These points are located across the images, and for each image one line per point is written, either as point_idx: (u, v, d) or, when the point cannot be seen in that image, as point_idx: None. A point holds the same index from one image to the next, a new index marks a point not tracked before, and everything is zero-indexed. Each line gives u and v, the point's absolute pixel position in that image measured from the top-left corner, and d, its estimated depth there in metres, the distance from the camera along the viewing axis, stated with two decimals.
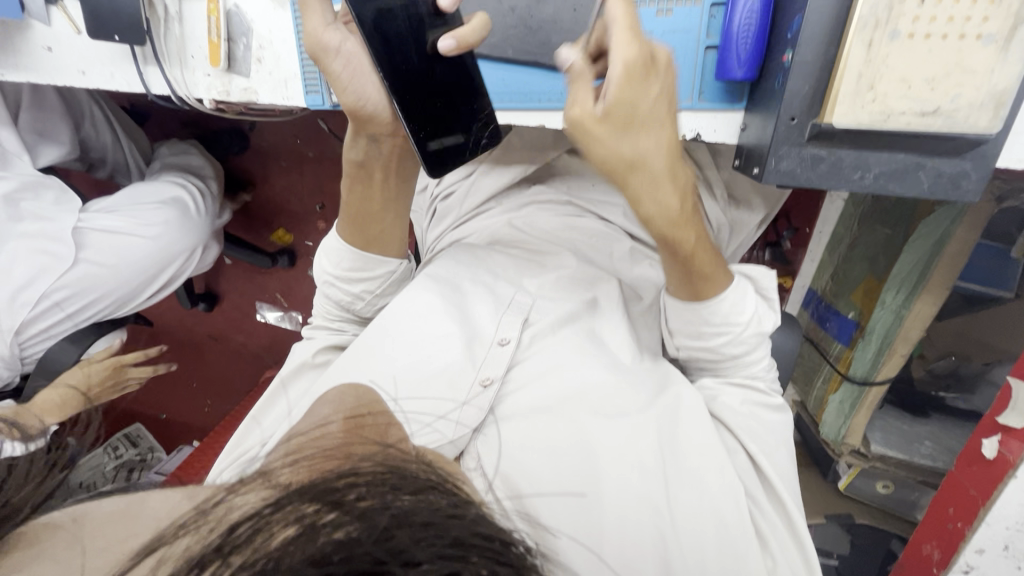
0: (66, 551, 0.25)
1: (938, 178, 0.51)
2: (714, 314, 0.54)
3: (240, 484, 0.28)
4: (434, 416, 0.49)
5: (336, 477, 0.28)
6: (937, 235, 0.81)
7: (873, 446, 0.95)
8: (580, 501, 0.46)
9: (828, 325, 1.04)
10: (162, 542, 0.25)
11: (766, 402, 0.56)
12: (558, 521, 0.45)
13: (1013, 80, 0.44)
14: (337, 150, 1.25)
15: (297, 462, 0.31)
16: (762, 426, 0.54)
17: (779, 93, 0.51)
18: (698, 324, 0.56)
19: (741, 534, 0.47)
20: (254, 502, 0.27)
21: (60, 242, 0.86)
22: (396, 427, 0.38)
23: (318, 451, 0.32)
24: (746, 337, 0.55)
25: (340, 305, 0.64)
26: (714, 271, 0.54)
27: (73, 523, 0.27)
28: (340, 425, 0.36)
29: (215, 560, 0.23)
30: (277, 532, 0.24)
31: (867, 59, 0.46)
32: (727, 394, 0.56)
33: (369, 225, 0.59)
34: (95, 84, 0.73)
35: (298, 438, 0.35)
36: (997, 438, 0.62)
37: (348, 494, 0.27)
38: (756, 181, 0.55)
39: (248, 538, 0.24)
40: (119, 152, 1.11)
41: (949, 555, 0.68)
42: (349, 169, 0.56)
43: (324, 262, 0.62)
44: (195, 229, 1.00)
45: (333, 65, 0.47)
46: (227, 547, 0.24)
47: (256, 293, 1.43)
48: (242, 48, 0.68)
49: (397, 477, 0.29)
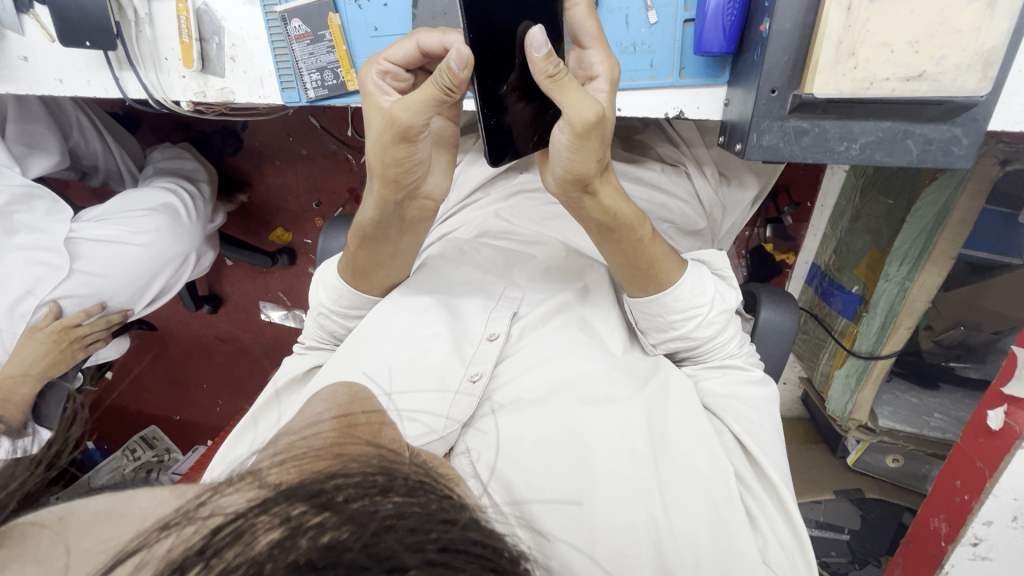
0: (51, 550, 0.24)
1: (927, 146, 0.50)
2: (674, 301, 0.54)
3: (227, 484, 0.27)
4: (440, 419, 0.46)
5: (325, 478, 0.27)
6: (939, 205, 0.79)
7: (879, 420, 0.93)
8: (576, 503, 0.45)
9: (833, 300, 1.03)
10: (143, 546, 0.24)
11: (748, 377, 0.56)
12: (554, 526, 0.43)
13: (1001, 39, 0.42)
14: (329, 146, 1.25)
15: (285, 462, 0.29)
16: (746, 406, 0.55)
17: (757, 66, 0.50)
18: (666, 316, 0.55)
19: (731, 510, 0.47)
20: (240, 503, 0.26)
21: (56, 252, 0.87)
22: (390, 427, 0.36)
23: (309, 450, 0.30)
24: (712, 317, 0.55)
25: (332, 334, 0.65)
26: (666, 262, 0.53)
27: (58, 521, 0.25)
28: (331, 422, 0.34)
29: (196, 565, 0.23)
30: (260, 537, 0.24)
31: (846, 23, 0.44)
32: (709, 380, 0.57)
33: (371, 274, 0.59)
34: (73, 91, 0.73)
35: (288, 438, 0.33)
36: (1003, 409, 0.61)
37: (334, 496, 0.26)
38: (739, 158, 0.53)
39: (230, 543, 0.23)
40: (111, 159, 1.11)
41: (958, 528, 0.67)
42: (363, 228, 0.55)
43: (321, 294, 0.63)
44: (188, 234, 1.01)
45: (417, 147, 0.47)
46: (209, 551, 0.23)
47: (259, 293, 1.45)
48: (216, 47, 0.68)
49: (386, 478, 0.28)
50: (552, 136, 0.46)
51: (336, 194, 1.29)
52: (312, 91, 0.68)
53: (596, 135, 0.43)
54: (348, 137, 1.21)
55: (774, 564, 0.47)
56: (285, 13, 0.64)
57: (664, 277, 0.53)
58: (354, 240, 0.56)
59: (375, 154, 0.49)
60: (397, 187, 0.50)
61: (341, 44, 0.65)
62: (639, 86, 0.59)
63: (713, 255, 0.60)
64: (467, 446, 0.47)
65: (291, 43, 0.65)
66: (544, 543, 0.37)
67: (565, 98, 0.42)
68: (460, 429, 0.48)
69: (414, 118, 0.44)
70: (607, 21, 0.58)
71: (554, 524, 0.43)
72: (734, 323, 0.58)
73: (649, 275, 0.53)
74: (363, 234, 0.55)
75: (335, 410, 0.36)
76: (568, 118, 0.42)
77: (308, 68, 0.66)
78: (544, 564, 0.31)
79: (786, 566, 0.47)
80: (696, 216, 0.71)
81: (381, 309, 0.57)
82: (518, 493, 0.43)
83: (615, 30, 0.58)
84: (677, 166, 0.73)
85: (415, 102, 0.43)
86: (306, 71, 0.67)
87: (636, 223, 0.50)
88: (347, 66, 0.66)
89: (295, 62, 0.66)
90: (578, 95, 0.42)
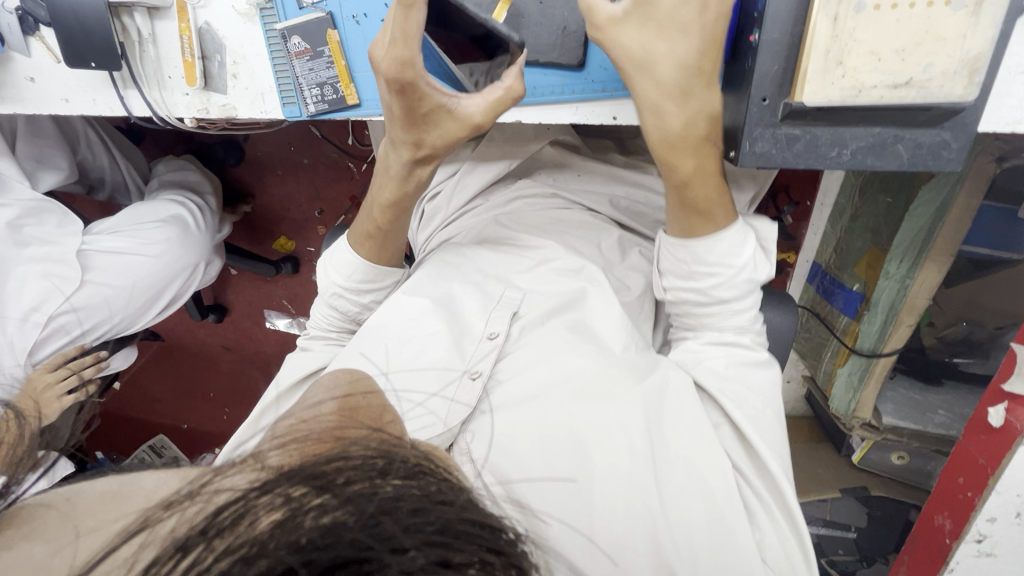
0: (57, 530, 0.25)
1: (917, 150, 0.50)
2: (704, 250, 0.55)
3: (229, 466, 0.28)
4: (425, 395, 0.49)
5: (324, 461, 0.28)
6: (936, 205, 0.79)
7: (884, 417, 0.93)
8: (572, 484, 0.46)
9: (835, 298, 1.02)
10: (146, 525, 0.25)
11: (754, 359, 0.55)
12: (548, 507, 0.44)
13: (987, 45, 0.43)
14: (331, 154, 1.26)
15: (287, 446, 0.30)
16: (749, 391, 0.54)
17: (749, 74, 0.51)
18: (691, 263, 0.56)
19: (729, 504, 0.48)
20: (241, 483, 0.27)
21: (67, 264, 0.85)
22: (392, 412, 0.38)
23: (311, 434, 0.31)
24: (735, 281, 0.55)
25: (346, 315, 0.65)
26: (711, 202, 0.54)
27: (65, 502, 0.26)
28: (333, 408, 0.36)
29: (199, 543, 0.23)
30: (262, 517, 0.24)
31: (834, 33, 0.45)
32: (712, 358, 0.56)
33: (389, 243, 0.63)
34: (79, 110, 0.75)
35: (288, 422, 0.34)
36: (1004, 406, 0.61)
37: (335, 478, 0.26)
38: (732, 165, 0.54)
39: (233, 522, 0.24)
40: (118, 173, 1.13)
41: (961, 525, 0.67)
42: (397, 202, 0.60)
43: (332, 274, 0.64)
44: (196, 244, 1.03)
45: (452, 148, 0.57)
46: (212, 530, 0.24)
47: (264, 301, 1.47)
48: (217, 64, 0.69)
49: (386, 460, 0.29)
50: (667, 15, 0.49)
51: (338, 202, 1.31)
52: (313, 106, 0.69)
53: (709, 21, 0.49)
54: (349, 145, 1.23)
55: (770, 555, 0.49)
56: (285, 31, 0.66)
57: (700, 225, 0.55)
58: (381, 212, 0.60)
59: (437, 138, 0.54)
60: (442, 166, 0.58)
61: (340, 59, 0.66)
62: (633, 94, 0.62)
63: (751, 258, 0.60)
64: (467, 429, 0.48)
65: (291, 60, 0.67)
66: (542, 528, 0.38)
67: None
68: (461, 424, 0.48)
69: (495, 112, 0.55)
70: None
71: (548, 506, 0.44)
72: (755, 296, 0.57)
73: (695, 205, 0.55)
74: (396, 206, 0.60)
75: (338, 397, 0.39)
76: None
77: (308, 83, 0.68)
78: (541, 550, 0.32)
79: (780, 560, 0.49)
80: None
81: (377, 313, 0.58)
82: (507, 476, 0.44)
83: None
84: None
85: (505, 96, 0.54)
86: (307, 86, 0.68)
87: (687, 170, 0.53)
88: (346, 81, 0.67)
89: (295, 78, 0.68)
90: None
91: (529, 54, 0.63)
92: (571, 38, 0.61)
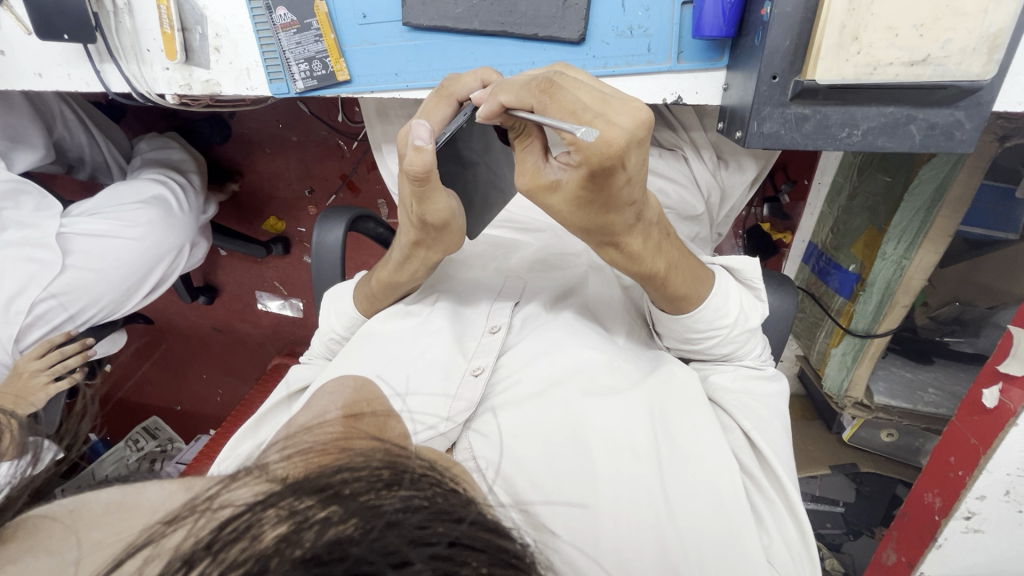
0: (61, 542, 0.23)
1: (929, 131, 0.49)
2: (696, 322, 0.54)
3: (234, 479, 0.26)
4: (442, 412, 0.47)
5: (330, 472, 0.26)
6: (937, 183, 0.77)
7: (876, 396, 0.94)
8: (584, 509, 0.43)
9: (829, 279, 1.03)
10: (153, 539, 0.23)
11: (761, 374, 0.57)
12: (557, 526, 0.42)
13: (1008, 21, 0.42)
14: (320, 132, 1.22)
15: (292, 457, 0.29)
16: (757, 401, 0.55)
17: (759, 50, 0.49)
18: (685, 332, 0.56)
19: (736, 506, 0.46)
20: (247, 496, 0.25)
21: (46, 248, 0.84)
22: (394, 421, 0.38)
23: (315, 445, 0.30)
24: (734, 336, 0.55)
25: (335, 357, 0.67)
26: (694, 287, 0.52)
27: (69, 514, 0.25)
28: (338, 417, 0.35)
29: (204, 559, 0.22)
30: (267, 531, 0.23)
31: (850, 7, 0.43)
32: (719, 374, 0.57)
33: (379, 303, 0.62)
34: (53, 85, 0.73)
35: (293, 431, 0.33)
36: (998, 388, 0.62)
37: (341, 490, 0.25)
38: (739, 146, 0.53)
39: (238, 537, 0.23)
40: (97, 152, 1.09)
41: (951, 502, 0.68)
42: (387, 276, 0.59)
43: (332, 320, 0.64)
44: (179, 228, 0.99)
45: (459, 224, 0.52)
46: (217, 544, 0.22)
47: (255, 283, 1.41)
48: (199, 37, 0.67)
49: (393, 472, 0.27)
50: (554, 174, 0.43)
51: (329, 180, 1.28)
52: (301, 81, 0.68)
53: (598, 203, 0.42)
54: (339, 122, 1.19)
55: (779, 563, 0.47)
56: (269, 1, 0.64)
57: (687, 306, 0.53)
58: (378, 284, 0.60)
59: (430, 212, 0.49)
60: (432, 244, 0.53)
61: (328, 32, 0.65)
62: (637, 71, 0.60)
63: (745, 262, 0.56)
64: (468, 443, 0.47)
65: (276, 32, 0.65)
66: (547, 536, 0.36)
67: (520, 144, 0.45)
68: (463, 424, 0.48)
69: (438, 214, 0.49)
70: (602, 5, 0.59)
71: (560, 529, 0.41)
72: (757, 338, 0.57)
73: (676, 293, 0.52)
74: (387, 281, 0.58)
75: (341, 405, 0.37)
76: (518, 171, 0.44)
77: (295, 57, 0.66)
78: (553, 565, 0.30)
79: (789, 565, 0.47)
80: (695, 201, 0.69)
81: (378, 321, 0.60)
82: (523, 494, 0.42)
83: (612, 14, 0.59)
84: (676, 151, 0.73)
85: (426, 194, 0.47)
86: (294, 61, 0.66)
87: (660, 269, 0.49)
88: (335, 56, 0.66)
89: (281, 51, 0.66)
90: (527, 161, 0.44)
91: (528, 29, 0.60)
92: (572, 11, 0.59)
